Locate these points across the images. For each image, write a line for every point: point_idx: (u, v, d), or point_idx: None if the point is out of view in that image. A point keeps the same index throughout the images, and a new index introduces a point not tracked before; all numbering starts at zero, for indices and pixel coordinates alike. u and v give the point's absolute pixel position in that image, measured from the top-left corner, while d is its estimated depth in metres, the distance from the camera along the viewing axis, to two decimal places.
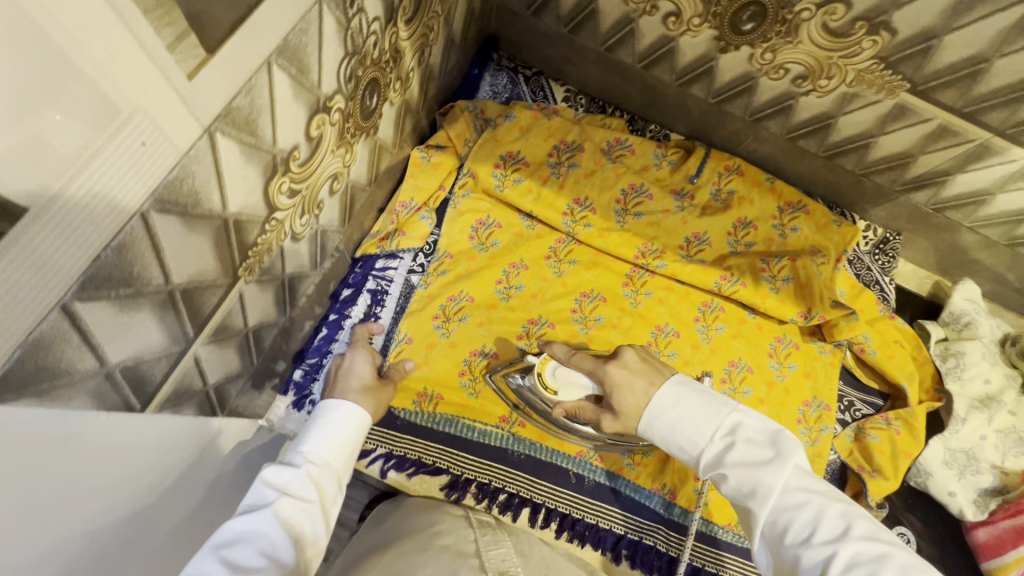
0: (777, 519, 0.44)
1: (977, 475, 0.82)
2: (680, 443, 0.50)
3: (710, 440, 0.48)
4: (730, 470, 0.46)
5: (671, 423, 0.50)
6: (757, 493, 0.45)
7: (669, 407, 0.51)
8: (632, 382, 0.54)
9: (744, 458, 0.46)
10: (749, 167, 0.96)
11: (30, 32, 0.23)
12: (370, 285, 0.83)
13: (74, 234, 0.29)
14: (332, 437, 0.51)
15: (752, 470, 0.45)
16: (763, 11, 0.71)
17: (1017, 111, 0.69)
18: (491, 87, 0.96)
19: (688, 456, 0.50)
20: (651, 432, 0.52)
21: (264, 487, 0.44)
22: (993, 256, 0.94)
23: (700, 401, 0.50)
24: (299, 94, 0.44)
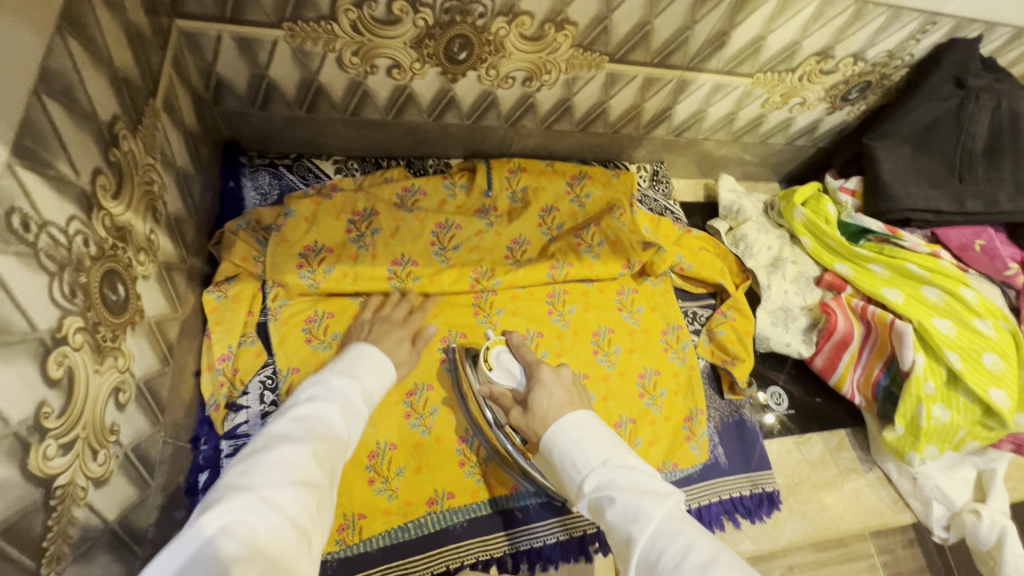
0: (653, 545, 0.47)
1: (795, 321, 1.01)
2: (575, 458, 0.56)
3: (602, 465, 0.54)
4: (613, 492, 0.51)
5: (575, 438, 0.57)
6: (635, 515, 0.48)
7: (571, 431, 0.58)
8: (553, 390, 0.67)
9: (623, 480, 0.52)
10: (528, 161, 1.03)
11: None
12: (227, 452, 0.73)
13: None
14: (373, 370, 0.65)
15: (633, 494, 0.50)
16: (469, 40, 0.76)
17: (688, 49, 0.83)
18: (257, 191, 0.90)
19: (577, 475, 0.55)
20: (552, 446, 0.58)
21: (327, 386, 0.58)
22: (730, 150, 1.14)
23: (605, 432, 0.58)
24: (10, 354, 0.37)
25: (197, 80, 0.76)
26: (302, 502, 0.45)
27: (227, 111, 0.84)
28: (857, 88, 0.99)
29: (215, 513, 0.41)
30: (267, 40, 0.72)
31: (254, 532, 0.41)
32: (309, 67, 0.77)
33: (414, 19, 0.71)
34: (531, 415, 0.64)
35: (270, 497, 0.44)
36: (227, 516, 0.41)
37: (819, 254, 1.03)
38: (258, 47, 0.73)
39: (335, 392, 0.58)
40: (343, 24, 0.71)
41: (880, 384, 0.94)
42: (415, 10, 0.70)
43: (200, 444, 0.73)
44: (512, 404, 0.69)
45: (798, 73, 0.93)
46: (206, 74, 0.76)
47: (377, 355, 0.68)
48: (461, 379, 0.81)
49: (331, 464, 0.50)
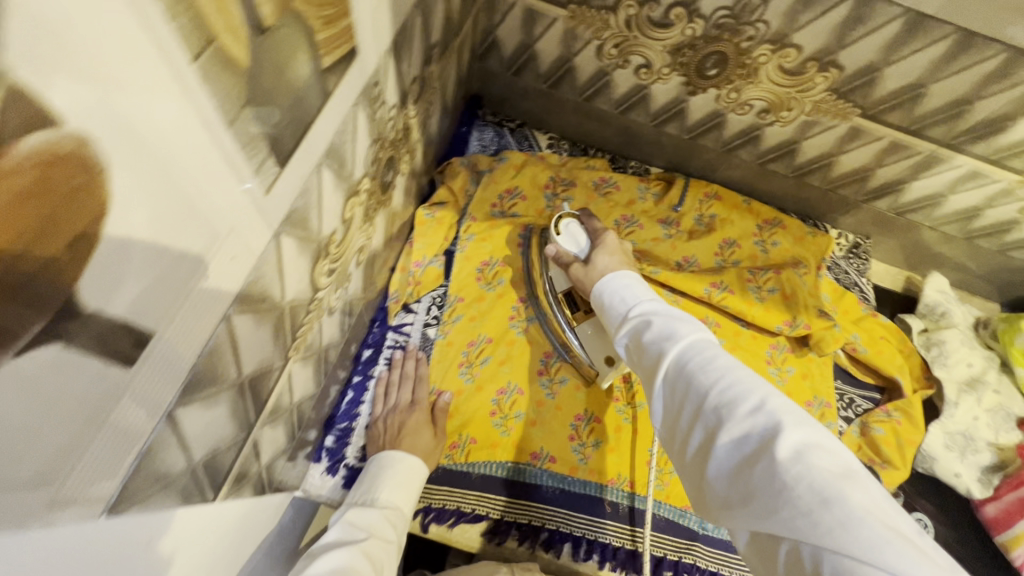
0: (680, 357, 0.48)
1: (977, 454, 0.87)
2: (623, 295, 0.60)
3: (645, 302, 0.58)
4: (653, 317, 0.54)
5: (625, 286, 0.62)
6: (671, 331, 0.51)
7: (623, 282, 0.63)
8: (613, 253, 0.74)
9: (664, 310, 0.55)
10: (725, 191, 1.03)
11: (178, 195, 0.27)
12: (389, 343, 0.85)
13: (173, 363, 0.32)
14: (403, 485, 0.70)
15: (672, 319, 0.53)
16: (725, 58, 0.79)
17: (955, 125, 0.77)
18: (480, 141, 1.02)
19: (623, 308, 0.59)
20: (603, 291, 0.64)
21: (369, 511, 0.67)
22: (954, 249, 1.02)
23: (652, 289, 0.62)
24: (338, 185, 0.48)
25: (477, 36, 0.89)
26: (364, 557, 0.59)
27: (485, 69, 0.96)
28: None
29: None
30: (549, 16, 0.82)
31: None
32: (571, 48, 0.86)
33: (684, 27, 0.76)
34: (590, 269, 0.73)
35: None
36: None
37: None
38: (539, 20, 0.83)
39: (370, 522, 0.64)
40: (619, 17, 0.78)
41: None
42: (690, 19, 0.75)
43: (374, 326, 0.86)
44: (572, 262, 0.77)
45: None
46: (486, 34, 0.89)
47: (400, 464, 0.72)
48: (540, 292, 0.87)
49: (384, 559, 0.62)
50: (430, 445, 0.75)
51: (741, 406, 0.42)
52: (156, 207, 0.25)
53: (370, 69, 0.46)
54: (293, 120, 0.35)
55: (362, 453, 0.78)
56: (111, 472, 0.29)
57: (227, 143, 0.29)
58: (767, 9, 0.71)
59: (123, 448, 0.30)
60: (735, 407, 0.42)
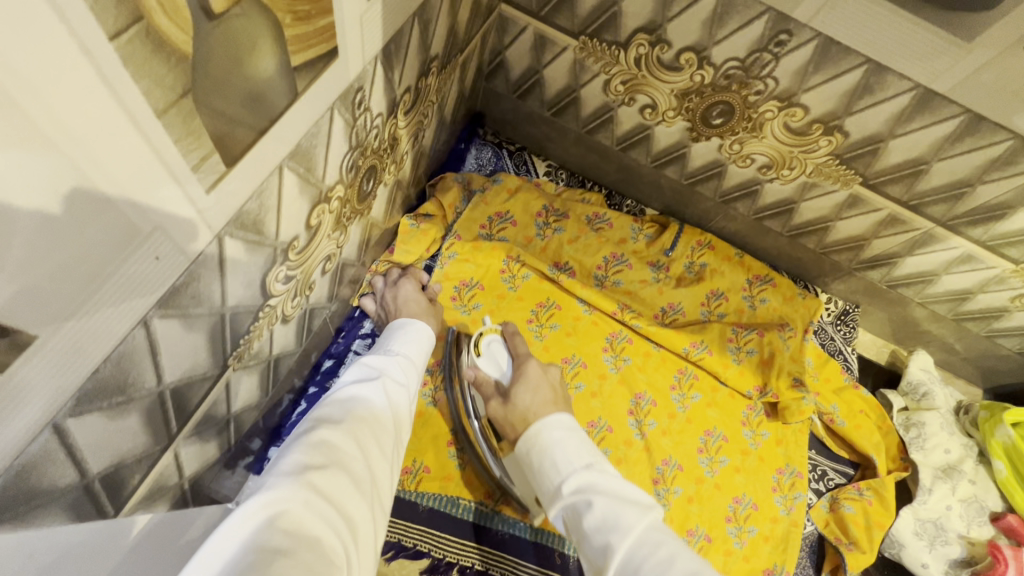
0: (635, 553, 0.46)
1: (946, 546, 0.83)
2: (555, 459, 0.55)
3: (579, 469, 0.54)
4: (592, 498, 0.51)
5: (557, 440, 0.57)
6: (615, 529, 0.48)
7: (554, 432, 0.58)
8: (537, 388, 0.67)
9: (603, 488, 0.51)
10: (719, 242, 1.01)
11: (81, 183, 0.23)
12: (354, 355, 0.81)
13: (64, 366, 0.28)
14: (405, 371, 0.59)
15: (614, 503, 0.50)
16: (731, 109, 0.78)
17: (955, 206, 0.76)
18: (477, 160, 1.00)
19: (556, 477, 0.54)
20: (530, 447, 0.58)
21: (344, 397, 0.48)
22: (942, 329, 1.00)
23: (580, 441, 0.57)
24: (304, 189, 0.45)
25: (486, 56, 0.87)
26: (339, 458, 0.40)
27: (491, 89, 0.94)
28: None
29: (261, 502, 0.33)
30: (559, 45, 0.80)
31: (301, 523, 0.33)
32: (579, 78, 0.84)
33: (693, 73, 0.75)
34: (511, 409, 0.65)
35: (312, 482, 0.37)
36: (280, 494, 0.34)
37: (1009, 487, 0.86)
38: (549, 47, 0.82)
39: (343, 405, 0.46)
40: (629, 55, 0.76)
41: None
42: (700, 65, 0.73)
43: (340, 336, 0.82)
44: (494, 394, 0.69)
45: None
46: (495, 54, 0.87)
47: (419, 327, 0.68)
48: (456, 391, 0.78)
49: (377, 459, 0.44)
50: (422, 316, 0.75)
51: None
52: (55, 202, 0.23)
53: (353, 73, 0.43)
54: (247, 116, 0.32)
55: None
56: None
57: (155, 129, 0.26)
58: (779, 66, 0.69)
59: None
60: None
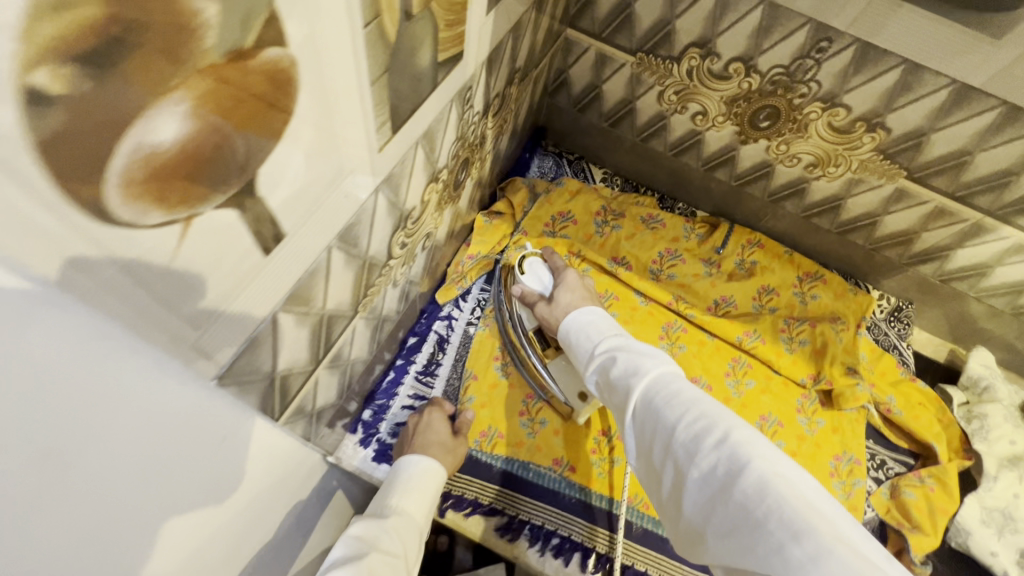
0: (647, 389, 0.52)
1: (1016, 534, 0.84)
2: (589, 333, 0.63)
3: (610, 337, 0.61)
4: (617, 353, 0.58)
5: (588, 322, 0.65)
6: (635, 371, 0.54)
7: (590, 318, 0.66)
8: (575, 290, 0.76)
9: (625, 345, 0.58)
10: (769, 241, 1.07)
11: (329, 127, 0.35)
12: (434, 333, 0.92)
13: (289, 266, 0.38)
14: (416, 492, 0.68)
15: (635, 353, 0.56)
16: (778, 112, 0.86)
17: (1001, 195, 0.80)
18: (540, 168, 1.12)
19: (591, 345, 0.62)
20: (570, 331, 0.67)
21: (359, 533, 0.59)
22: (1001, 325, 1.01)
23: (610, 322, 0.65)
24: (426, 167, 0.56)
25: (552, 74, 0.99)
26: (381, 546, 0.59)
27: (554, 104, 1.06)
28: None
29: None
30: (618, 61, 0.91)
31: None
32: (635, 91, 0.95)
33: (741, 80, 0.84)
34: (554, 306, 0.75)
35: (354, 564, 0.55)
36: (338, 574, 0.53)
37: None
38: (608, 64, 0.93)
39: (362, 544, 0.58)
40: (681, 67, 0.87)
41: None
42: (747, 73, 0.82)
43: (423, 316, 0.93)
44: (539, 303, 0.78)
45: None
46: (559, 73, 0.99)
47: (425, 460, 0.72)
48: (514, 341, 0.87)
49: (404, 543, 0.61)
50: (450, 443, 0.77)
51: (704, 431, 0.45)
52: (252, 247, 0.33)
53: (469, 74, 0.55)
54: (410, 96, 0.43)
55: (395, 429, 0.84)
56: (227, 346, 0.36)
57: (369, 96, 0.37)
58: (821, 70, 0.77)
59: (240, 326, 0.36)
60: (698, 429, 0.46)
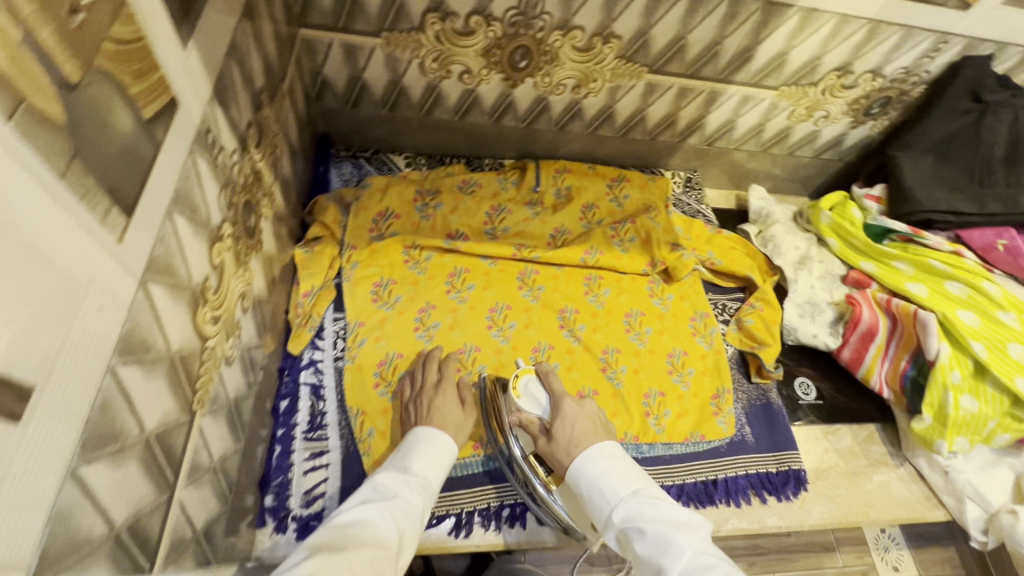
0: None
1: (823, 315, 1.06)
2: (605, 489, 0.66)
3: (628, 496, 0.65)
4: (639, 521, 0.61)
5: (601, 470, 0.68)
6: (663, 543, 0.58)
7: (601, 459, 0.69)
8: (576, 420, 0.75)
9: (645, 506, 0.63)
10: (573, 163, 1.16)
11: (21, 248, 0.28)
12: (306, 384, 0.85)
13: (61, 417, 0.32)
14: (432, 461, 0.73)
15: (659, 523, 0.60)
16: (529, 50, 0.91)
17: (718, 63, 0.96)
18: (341, 177, 1.05)
19: (607, 507, 0.65)
20: (581, 477, 0.69)
21: (379, 486, 0.68)
22: (760, 162, 1.23)
23: (622, 464, 0.69)
24: (197, 231, 0.50)
25: (307, 80, 0.92)
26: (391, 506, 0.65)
27: (325, 108, 1.00)
28: (878, 103, 1.08)
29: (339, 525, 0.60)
30: (366, 47, 0.88)
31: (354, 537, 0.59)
32: (396, 70, 0.93)
33: (485, 31, 0.87)
34: (554, 442, 0.73)
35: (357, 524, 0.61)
36: (347, 523, 0.61)
37: (845, 254, 1.10)
38: (358, 52, 0.89)
39: (387, 491, 0.67)
40: (428, 34, 0.86)
41: (907, 376, 0.98)
42: (488, 23, 0.85)
43: (285, 375, 0.85)
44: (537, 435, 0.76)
45: (820, 86, 1.03)
46: (314, 75, 0.93)
47: (438, 435, 0.77)
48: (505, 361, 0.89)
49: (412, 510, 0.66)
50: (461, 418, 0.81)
51: None
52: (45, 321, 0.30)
53: (197, 116, 0.48)
54: (125, 168, 0.37)
55: (306, 500, 0.77)
56: (23, 537, 0.29)
57: (61, 193, 0.31)
58: (546, 1, 0.83)
59: (29, 511, 0.30)
60: None
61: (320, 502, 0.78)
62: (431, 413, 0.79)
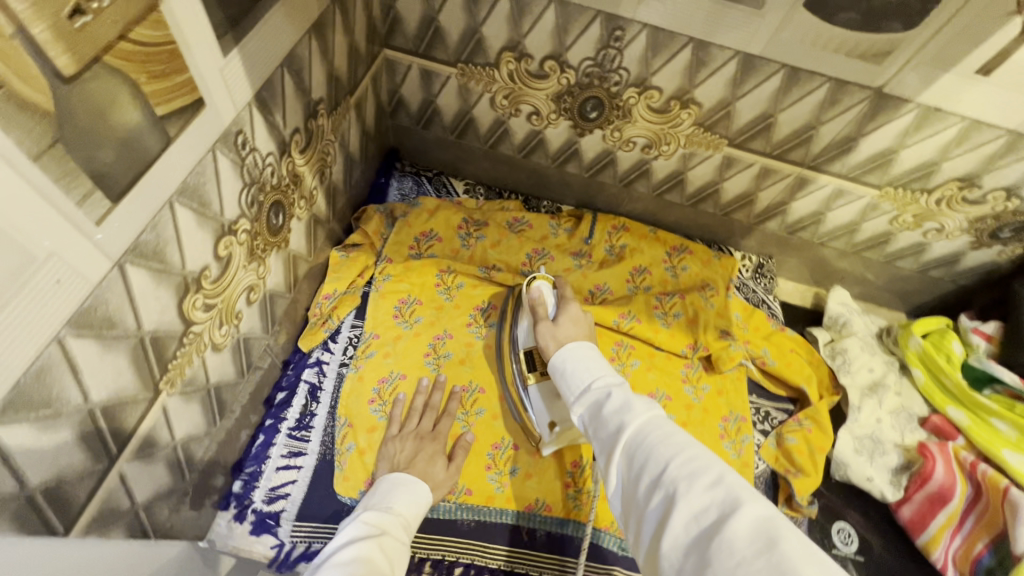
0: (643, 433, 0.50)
1: (884, 456, 0.89)
2: (584, 365, 0.61)
3: (607, 374, 0.59)
4: (612, 388, 0.56)
5: (586, 356, 0.64)
6: (632, 404, 0.52)
7: (587, 349, 0.65)
8: (576, 320, 0.77)
9: (622, 380, 0.57)
10: (632, 223, 1.10)
11: None
12: (305, 383, 0.87)
13: None
14: (412, 500, 0.70)
15: (631, 392, 0.55)
16: (601, 102, 0.88)
17: (810, 148, 0.86)
18: (399, 191, 1.08)
19: (585, 378, 0.60)
20: (564, 362, 0.64)
21: (363, 523, 0.64)
22: (850, 263, 1.09)
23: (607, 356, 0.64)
24: (203, 223, 0.52)
25: (384, 96, 0.96)
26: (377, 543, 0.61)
27: (398, 125, 1.04)
28: (1011, 227, 0.90)
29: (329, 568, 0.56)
30: (442, 74, 0.90)
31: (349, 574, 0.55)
32: (467, 101, 0.94)
33: (558, 77, 0.85)
34: (551, 331, 0.75)
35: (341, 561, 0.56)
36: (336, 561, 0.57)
37: (930, 392, 0.92)
38: (435, 79, 0.92)
39: (372, 529, 0.63)
40: (502, 72, 0.87)
41: (983, 564, 0.78)
42: (562, 70, 0.84)
43: (288, 368, 0.87)
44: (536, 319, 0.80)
45: (935, 195, 0.88)
46: (392, 93, 0.97)
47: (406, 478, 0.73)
48: (506, 340, 0.90)
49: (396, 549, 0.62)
50: (442, 477, 0.77)
51: (710, 480, 0.43)
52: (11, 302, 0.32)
53: (227, 119, 0.51)
54: (119, 160, 0.39)
55: (269, 496, 0.78)
56: None
57: (34, 174, 0.33)
58: (624, 57, 0.80)
59: None
60: (705, 480, 0.43)
61: (281, 503, 0.78)
62: (411, 466, 0.77)
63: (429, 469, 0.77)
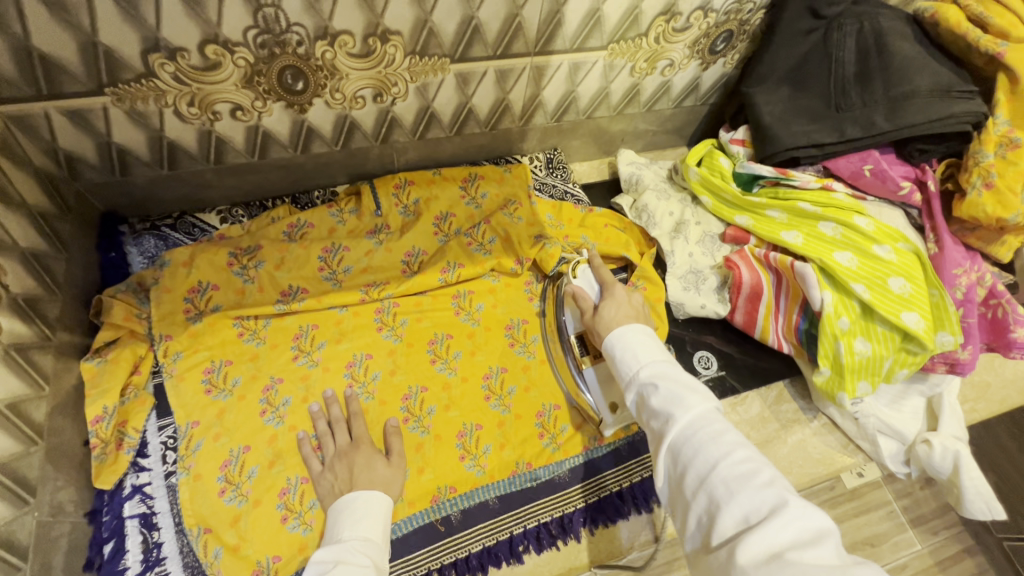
0: (688, 437, 0.55)
1: (707, 282, 0.99)
2: (633, 355, 0.65)
3: (654, 361, 0.64)
4: (659, 381, 0.60)
5: (633, 344, 0.66)
6: (678, 399, 0.57)
7: (636, 334, 0.68)
8: (621, 305, 0.78)
9: (670, 374, 0.61)
10: (414, 173, 1.02)
11: None
12: (132, 518, 0.73)
13: None
14: (363, 518, 0.69)
15: (678, 384, 0.59)
16: (299, 70, 0.76)
17: (526, 36, 0.83)
18: (143, 255, 0.90)
19: (634, 366, 0.64)
20: (615, 344, 0.68)
21: None
22: (622, 125, 1.13)
23: (653, 342, 0.67)
24: None
25: (42, 161, 0.76)
26: None
27: (92, 184, 0.84)
28: (721, 38, 0.98)
29: None
30: (96, 108, 0.72)
31: None
32: (151, 125, 0.77)
33: (233, 60, 0.72)
34: (599, 319, 0.77)
35: None
36: None
37: (719, 211, 1.02)
38: (91, 117, 0.73)
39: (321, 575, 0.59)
40: (164, 78, 0.71)
41: (801, 329, 0.92)
42: (230, 50, 0.70)
43: (102, 516, 0.72)
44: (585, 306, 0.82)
45: (651, 36, 0.92)
46: (51, 153, 0.76)
47: (362, 495, 0.72)
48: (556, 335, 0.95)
49: None
50: (390, 472, 0.76)
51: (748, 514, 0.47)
52: None
53: None
54: None
55: None
56: None
57: None
58: (287, 12, 0.68)
59: None
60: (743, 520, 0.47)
61: None
62: (354, 483, 0.74)
63: (372, 471, 0.75)
